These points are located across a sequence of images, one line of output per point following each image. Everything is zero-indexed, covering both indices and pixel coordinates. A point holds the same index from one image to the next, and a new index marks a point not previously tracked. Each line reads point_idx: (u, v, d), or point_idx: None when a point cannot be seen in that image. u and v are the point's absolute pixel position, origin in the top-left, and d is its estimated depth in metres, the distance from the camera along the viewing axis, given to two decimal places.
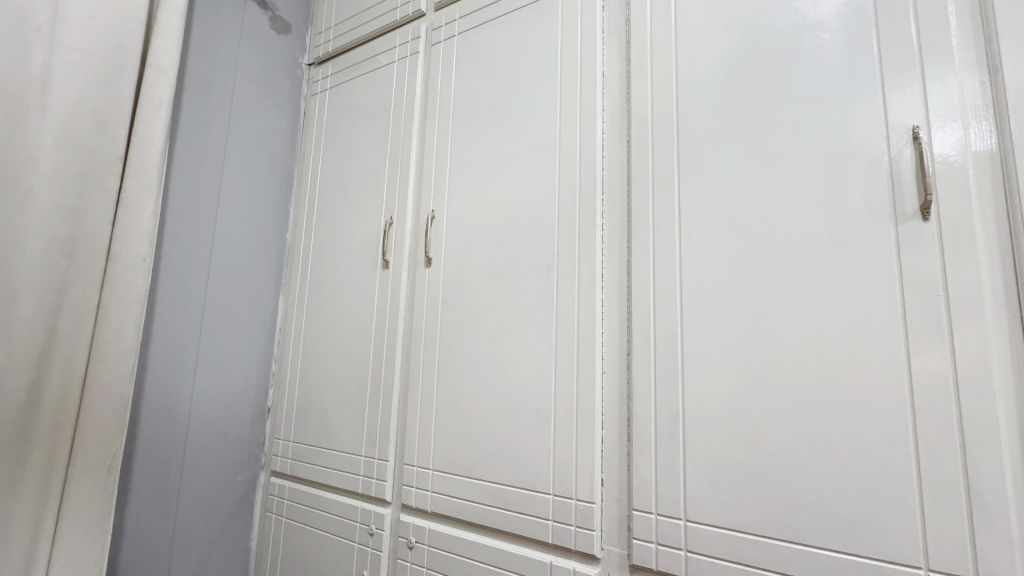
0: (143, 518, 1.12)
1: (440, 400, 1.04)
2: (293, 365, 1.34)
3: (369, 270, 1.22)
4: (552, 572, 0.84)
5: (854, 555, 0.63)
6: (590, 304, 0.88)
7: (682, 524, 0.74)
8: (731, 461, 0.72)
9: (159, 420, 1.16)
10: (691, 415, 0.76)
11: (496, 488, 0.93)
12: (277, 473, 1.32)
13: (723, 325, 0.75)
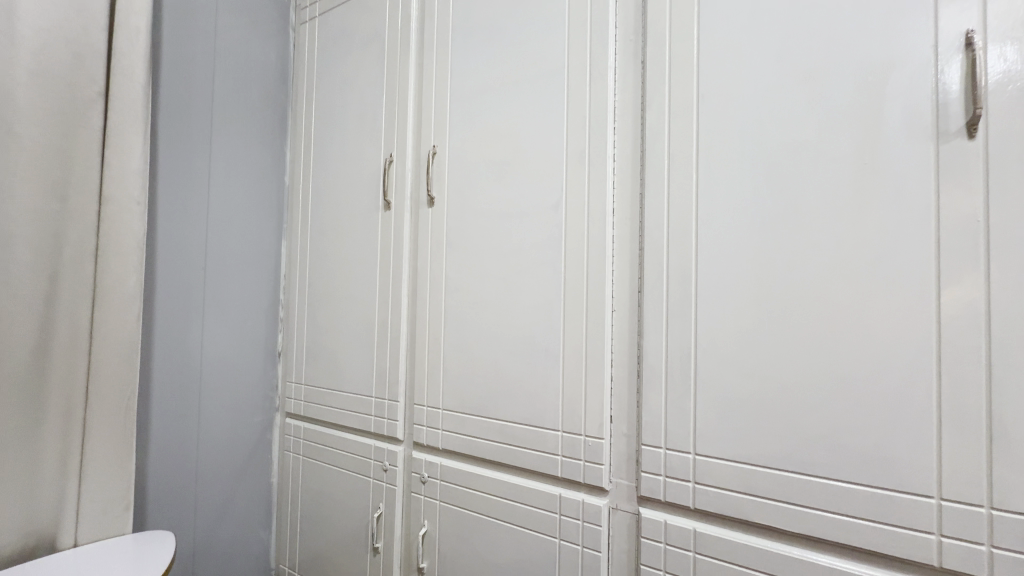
0: (165, 456, 1.16)
1: (449, 342, 1.03)
2: (300, 310, 1.34)
3: (371, 212, 1.19)
4: (561, 503, 0.87)
5: (865, 486, 0.62)
6: (601, 241, 0.84)
7: (691, 457, 0.75)
8: (744, 396, 0.71)
9: (172, 364, 1.17)
10: (703, 352, 0.74)
11: (506, 425, 0.94)
12: (292, 414, 1.36)
13: (741, 259, 0.72)
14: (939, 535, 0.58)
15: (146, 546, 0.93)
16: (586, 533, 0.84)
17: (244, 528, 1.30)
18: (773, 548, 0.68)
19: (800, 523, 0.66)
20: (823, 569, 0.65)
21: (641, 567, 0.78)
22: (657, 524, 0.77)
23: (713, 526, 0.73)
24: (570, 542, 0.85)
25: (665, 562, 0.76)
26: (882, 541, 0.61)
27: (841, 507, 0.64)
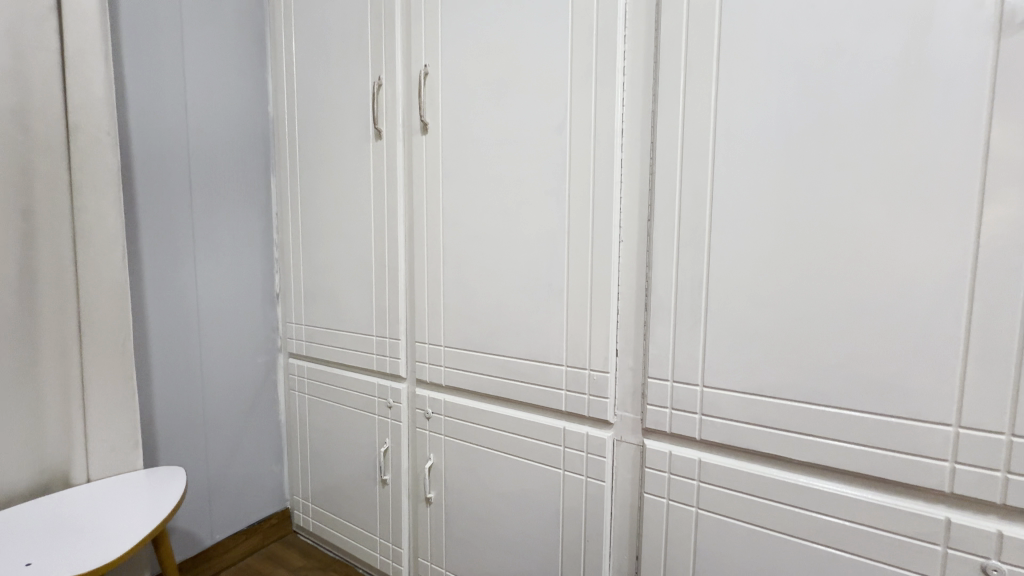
0: (171, 397, 1.15)
1: (448, 279, 1.00)
2: (295, 250, 1.30)
3: (361, 142, 1.11)
4: (565, 436, 0.86)
5: (880, 415, 0.61)
6: (608, 166, 0.78)
7: (699, 390, 0.73)
8: (756, 327, 0.68)
9: (168, 305, 1.14)
10: (716, 282, 0.70)
11: (509, 361, 0.92)
12: (295, 355, 1.35)
13: (761, 181, 0.66)
14: (953, 462, 0.57)
15: (158, 481, 0.94)
16: (590, 464, 0.84)
17: (257, 463, 1.34)
18: (779, 476, 0.68)
19: (808, 452, 0.65)
20: (829, 496, 0.64)
21: (644, 495, 0.79)
22: (661, 455, 0.77)
23: (718, 455, 0.73)
24: (574, 473, 0.86)
25: (669, 490, 0.77)
26: (892, 469, 0.60)
27: (852, 436, 0.62)
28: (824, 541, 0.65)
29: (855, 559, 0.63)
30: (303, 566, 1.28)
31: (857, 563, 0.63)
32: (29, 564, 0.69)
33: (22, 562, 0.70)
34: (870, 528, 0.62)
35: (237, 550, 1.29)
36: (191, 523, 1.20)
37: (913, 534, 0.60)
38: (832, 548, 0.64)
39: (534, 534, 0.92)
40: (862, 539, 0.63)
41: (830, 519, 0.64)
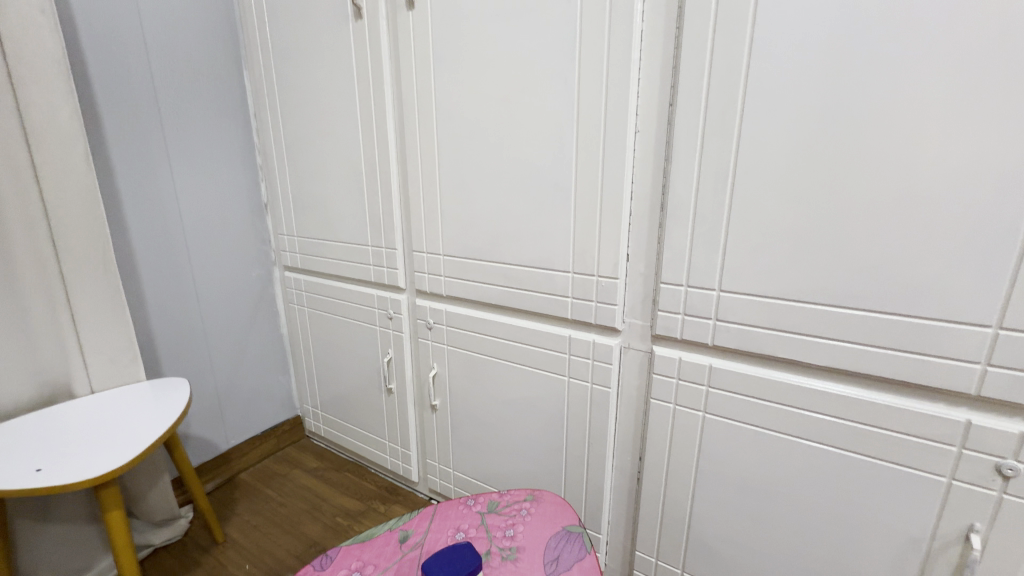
0: (166, 311, 1.12)
1: (444, 182, 0.91)
2: (278, 154, 1.20)
3: (339, 24, 0.97)
4: (571, 344, 0.84)
5: (912, 318, 0.56)
6: (626, 40, 0.66)
7: (715, 294, 0.68)
8: (785, 225, 0.61)
9: (149, 216, 1.07)
10: (743, 175, 0.62)
11: (511, 269, 0.87)
12: (290, 268, 1.31)
13: (809, 50, 0.55)
14: (986, 364, 0.54)
15: (162, 391, 0.94)
16: (596, 371, 0.82)
17: (263, 374, 1.36)
18: (793, 381, 0.66)
19: (828, 356, 0.62)
20: (844, 399, 0.62)
21: (650, 400, 0.78)
22: (670, 361, 0.74)
23: (730, 361, 0.71)
24: (579, 380, 0.85)
25: (676, 396, 0.75)
26: (917, 372, 0.57)
27: (878, 339, 0.59)
28: (833, 442, 0.64)
29: (863, 458, 0.63)
30: (318, 467, 1.35)
31: (864, 462, 0.63)
32: (40, 470, 0.70)
33: (33, 467, 0.71)
34: (884, 430, 0.61)
35: (253, 453, 1.35)
36: (205, 430, 1.23)
37: (928, 435, 0.58)
38: (840, 448, 0.64)
39: (538, 437, 0.93)
40: (873, 440, 0.62)
41: (842, 422, 0.63)
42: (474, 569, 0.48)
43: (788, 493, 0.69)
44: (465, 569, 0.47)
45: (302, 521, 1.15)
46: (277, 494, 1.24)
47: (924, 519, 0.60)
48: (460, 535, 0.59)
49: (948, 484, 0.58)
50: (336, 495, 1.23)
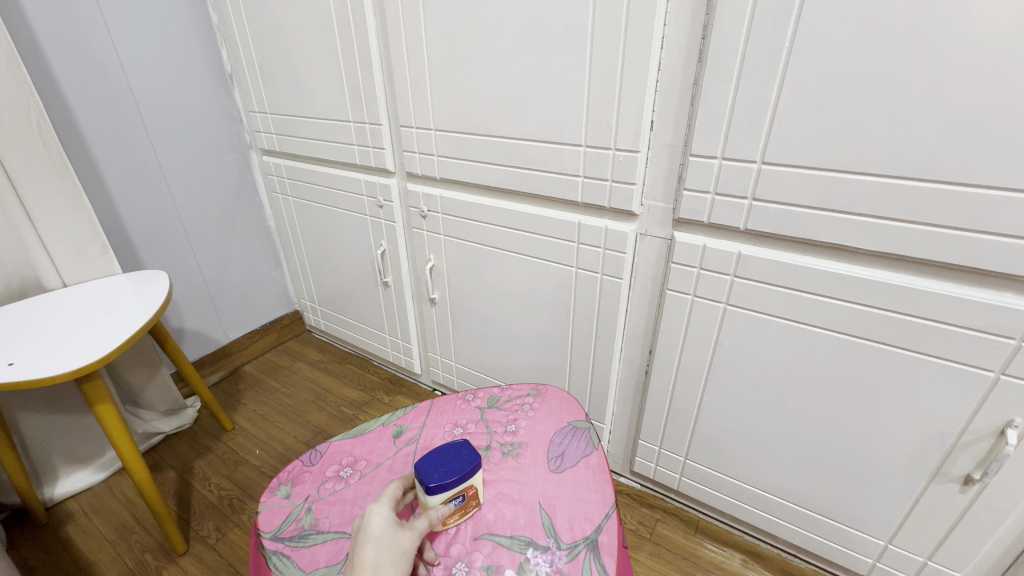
0: (134, 200, 1.03)
1: (431, 35, 0.75)
2: (234, 9, 1.00)
3: None
4: (580, 232, 0.75)
5: (1002, 190, 0.46)
6: None
7: (755, 168, 0.57)
8: (859, 72, 0.48)
9: (91, 87, 0.92)
10: (813, 4, 0.48)
11: (514, 144, 0.75)
12: (268, 152, 1.18)
13: None
14: None
15: (141, 283, 0.88)
16: (607, 260, 0.74)
17: (254, 268, 1.30)
18: (835, 268, 0.57)
19: (883, 239, 0.53)
20: (892, 289, 0.55)
21: (666, 292, 0.71)
22: (692, 249, 0.66)
23: (762, 247, 0.62)
24: (588, 271, 0.77)
25: (695, 287, 0.68)
26: (992, 257, 0.48)
27: (952, 218, 0.49)
28: (869, 335, 0.58)
29: (902, 352, 0.57)
30: (321, 360, 1.35)
31: (903, 357, 0.57)
32: (12, 364, 0.66)
33: (5, 361, 0.67)
34: (932, 322, 0.54)
35: (255, 347, 1.34)
36: (201, 324, 1.21)
37: (985, 328, 0.51)
38: (877, 342, 0.58)
39: (542, 331, 0.89)
40: (917, 333, 0.55)
41: (885, 313, 0.56)
42: (472, 470, 0.44)
43: (809, 387, 0.65)
44: (462, 470, 0.44)
45: (308, 411, 1.16)
46: (282, 385, 1.25)
47: (957, 413, 0.56)
48: (459, 430, 0.56)
49: (995, 378, 0.53)
50: (340, 386, 1.24)
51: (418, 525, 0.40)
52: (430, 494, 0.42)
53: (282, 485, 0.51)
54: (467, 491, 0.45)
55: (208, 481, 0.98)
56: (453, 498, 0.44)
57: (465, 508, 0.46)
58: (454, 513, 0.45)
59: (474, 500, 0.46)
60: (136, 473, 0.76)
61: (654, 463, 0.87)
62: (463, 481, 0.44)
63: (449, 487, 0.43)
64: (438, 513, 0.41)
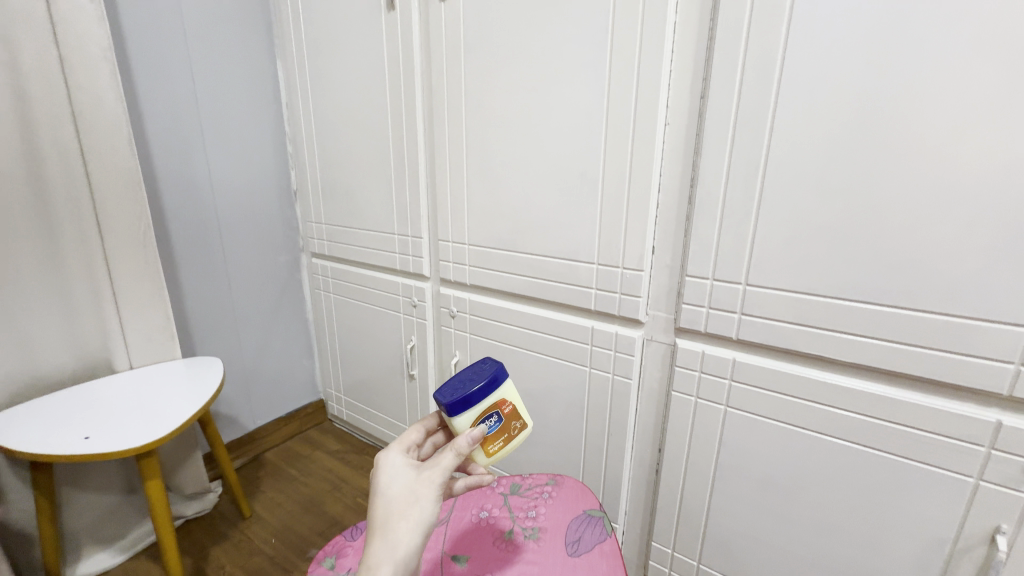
0: (199, 292, 1.17)
1: (472, 171, 0.93)
2: (309, 143, 1.23)
3: (374, 16, 0.99)
4: (593, 335, 0.85)
5: (946, 314, 0.55)
6: (658, 31, 0.67)
7: (741, 288, 0.68)
8: (816, 220, 0.61)
9: (184, 201, 1.11)
10: (773, 169, 0.62)
11: (536, 260, 0.88)
12: (318, 254, 1.34)
13: (848, 40, 0.54)
14: (1019, 365, 0.53)
15: (196, 368, 0.98)
16: (618, 362, 0.83)
17: (289, 357, 1.40)
18: (819, 377, 0.65)
19: (855, 353, 0.62)
20: (869, 397, 0.62)
21: (672, 393, 0.79)
22: (693, 354, 0.75)
23: (754, 355, 0.71)
24: (600, 371, 0.86)
25: (698, 389, 0.76)
26: (949, 371, 0.56)
27: (909, 336, 0.58)
28: (857, 440, 0.64)
29: (888, 456, 0.62)
30: (340, 450, 1.39)
31: (890, 461, 0.62)
32: (87, 438, 0.74)
33: (81, 435, 0.75)
34: (910, 429, 0.60)
35: (279, 434, 1.39)
36: (233, 409, 1.28)
37: (956, 435, 0.58)
38: (864, 446, 0.64)
39: (557, 427, 0.95)
40: (899, 439, 0.61)
41: (868, 419, 0.63)
42: (490, 384, 0.51)
43: (809, 489, 0.69)
44: (481, 387, 0.51)
45: (325, 501, 1.18)
46: (301, 474, 1.28)
47: (949, 519, 0.60)
48: (484, 514, 0.61)
49: (975, 484, 0.58)
50: (357, 477, 1.27)
51: (440, 461, 0.43)
52: (455, 415, 0.49)
53: (326, 558, 0.56)
54: (496, 407, 0.52)
55: (223, 570, 0.99)
56: (483, 417, 0.51)
57: (508, 431, 0.53)
58: (496, 437, 0.52)
59: (513, 420, 0.52)
60: (168, 553, 0.80)
61: (669, 567, 0.87)
62: (484, 396, 0.51)
63: (472, 403, 0.50)
64: (465, 441, 0.44)
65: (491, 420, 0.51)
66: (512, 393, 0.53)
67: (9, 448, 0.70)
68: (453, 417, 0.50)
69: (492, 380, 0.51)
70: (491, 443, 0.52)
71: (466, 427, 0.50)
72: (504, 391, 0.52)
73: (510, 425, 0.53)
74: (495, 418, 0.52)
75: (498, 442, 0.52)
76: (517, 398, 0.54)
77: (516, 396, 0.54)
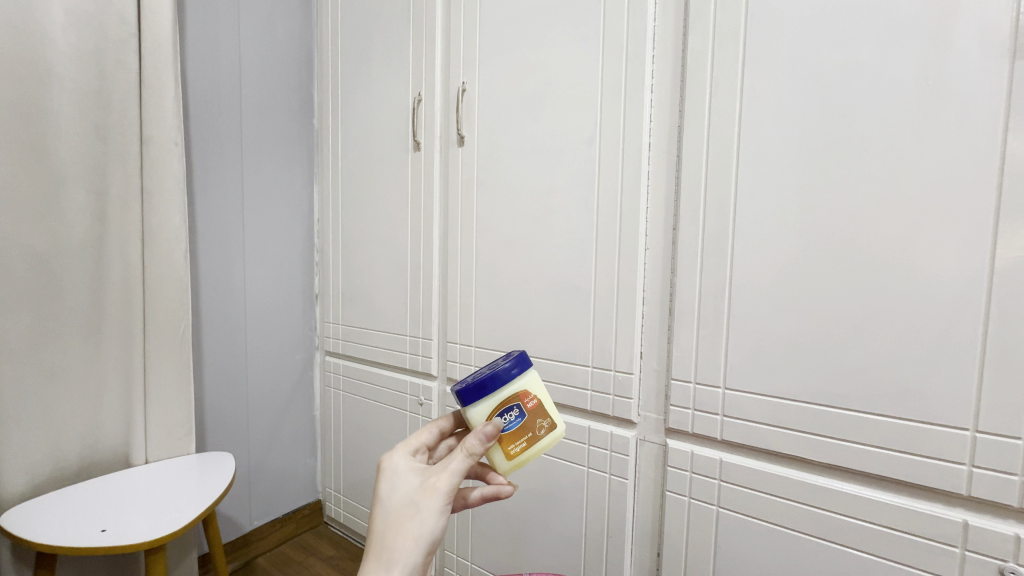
0: (218, 387, 1.24)
1: (479, 281, 1.05)
2: (335, 253, 1.38)
3: (402, 154, 1.19)
4: (590, 435, 0.91)
5: (899, 417, 0.62)
6: (635, 177, 0.83)
7: (720, 392, 0.76)
8: (777, 332, 0.70)
9: (219, 303, 1.23)
10: (737, 289, 0.74)
11: (537, 362, 0.97)
12: (332, 353, 1.43)
13: (784, 191, 0.69)
14: (970, 465, 0.58)
15: (208, 463, 1.01)
16: (614, 461, 0.88)
17: (293, 454, 1.42)
18: (799, 477, 0.70)
19: (827, 453, 0.67)
20: (846, 498, 0.66)
21: (666, 493, 0.82)
22: (683, 454, 0.80)
23: (739, 456, 0.76)
24: (598, 470, 0.90)
25: (690, 489, 0.80)
26: (911, 471, 0.62)
27: (871, 438, 0.64)
28: (842, 541, 0.67)
29: (874, 559, 0.65)
30: (334, 556, 1.34)
31: (876, 564, 0.65)
32: (104, 530, 0.77)
33: (98, 527, 0.77)
34: (888, 530, 0.64)
35: (274, 537, 1.36)
36: (233, 508, 1.27)
37: (931, 536, 0.61)
38: (850, 548, 0.66)
39: (558, 530, 0.96)
40: (880, 540, 0.64)
41: (848, 520, 0.66)
42: (507, 376, 0.52)
43: None
44: (496, 377, 0.52)
45: None
46: None
47: None
48: None
49: None
50: None
51: (448, 467, 0.46)
52: (468, 407, 0.52)
53: None
54: (517, 399, 0.53)
55: None
56: (502, 409, 0.52)
57: (533, 430, 0.53)
58: (516, 436, 0.52)
59: (534, 414, 0.53)
60: None
61: None
62: (500, 387, 0.52)
63: (488, 391, 0.52)
64: (475, 442, 0.46)
65: (513, 414, 0.52)
66: (535, 386, 0.54)
67: (25, 537, 0.73)
68: (469, 408, 0.52)
69: (510, 370, 0.53)
70: (513, 443, 0.52)
71: (480, 418, 0.52)
72: (526, 383, 0.53)
73: (534, 423, 0.53)
74: (516, 412, 0.52)
75: (520, 443, 0.52)
76: (541, 393, 0.54)
77: (541, 390, 0.55)
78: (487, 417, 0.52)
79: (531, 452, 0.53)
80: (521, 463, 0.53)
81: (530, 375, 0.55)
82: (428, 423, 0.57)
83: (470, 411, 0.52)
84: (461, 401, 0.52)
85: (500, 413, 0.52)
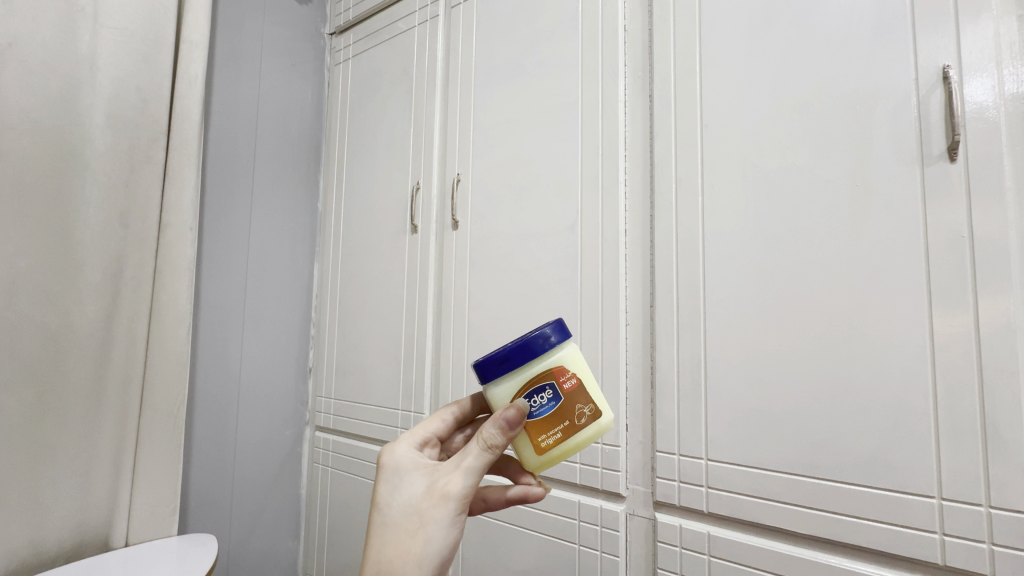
0: (205, 462, 1.23)
1: (471, 355, 1.09)
2: (332, 327, 1.43)
3: (400, 235, 1.28)
4: (580, 509, 0.91)
5: (870, 487, 0.65)
6: (613, 259, 0.91)
7: (703, 462, 0.79)
8: (751, 403, 0.75)
9: (213, 376, 1.26)
10: (710, 362, 0.79)
11: None
12: (322, 427, 1.43)
13: (746, 273, 0.77)
14: (941, 533, 0.61)
15: (191, 546, 0.98)
16: (605, 538, 0.88)
17: (275, 538, 1.36)
18: (785, 550, 0.71)
19: (808, 524, 0.69)
20: (832, 571, 0.67)
21: (658, 571, 0.82)
22: (672, 528, 0.81)
23: (725, 528, 0.77)
24: (589, 547, 0.89)
25: (681, 565, 0.79)
26: (888, 540, 0.64)
27: (848, 507, 0.66)
28: None
29: None
30: None
31: None
32: None
33: None
34: None
35: None
36: None
37: None
38: None
39: None
40: None
41: None
42: (533, 350, 0.53)
43: None
44: (520, 352, 0.53)
45: None
46: None
47: None
48: None
49: None
50: None
51: (461, 468, 0.47)
52: (489, 384, 0.54)
53: None
54: (551, 378, 0.53)
55: None
56: (534, 388, 0.53)
57: (572, 417, 0.53)
58: (553, 420, 0.53)
59: (572, 392, 0.53)
60: None
61: None
62: (526, 361, 0.53)
63: (515, 366, 0.53)
64: (488, 437, 0.47)
65: (545, 396, 0.53)
66: (575, 363, 0.54)
67: None
68: (495, 386, 0.54)
69: (542, 344, 0.53)
70: (546, 434, 0.53)
71: (504, 396, 0.53)
72: (562, 358, 0.54)
73: (575, 409, 0.53)
74: (550, 393, 0.53)
75: (555, 433, 0.53)
76: (580, 371, 0.54)
77: (581, 369, 0.54)
78: (518, 392, 0.53)
79: (570, 440, 0.53)
80: (557, 451, 0.53)
81: (568, 350, 0.55)
82: (436, 413, 0.58)
83: (497, 388, 0.54)
84: (486, 378, 0.54)
85: (533, 393, 0.53)
